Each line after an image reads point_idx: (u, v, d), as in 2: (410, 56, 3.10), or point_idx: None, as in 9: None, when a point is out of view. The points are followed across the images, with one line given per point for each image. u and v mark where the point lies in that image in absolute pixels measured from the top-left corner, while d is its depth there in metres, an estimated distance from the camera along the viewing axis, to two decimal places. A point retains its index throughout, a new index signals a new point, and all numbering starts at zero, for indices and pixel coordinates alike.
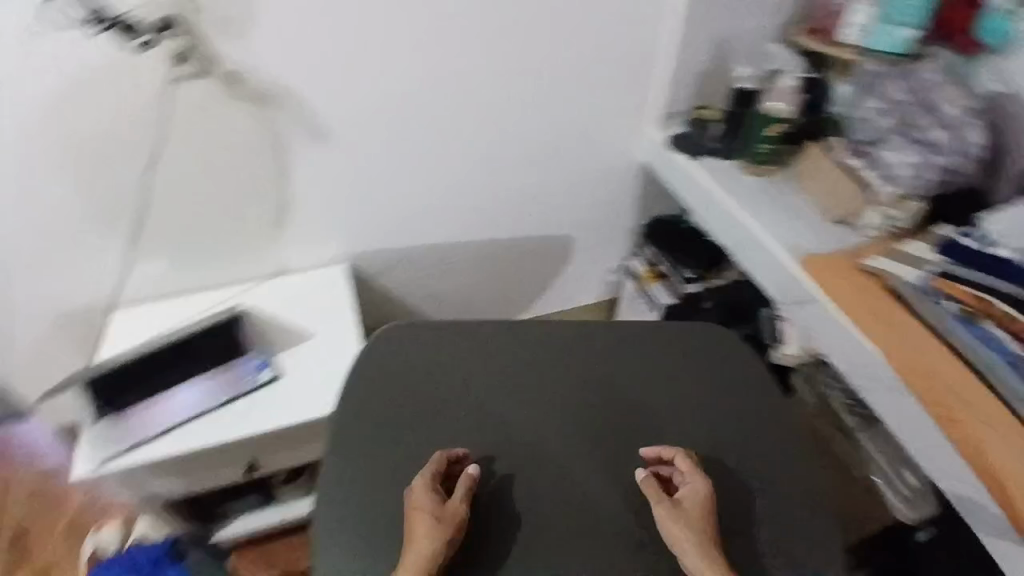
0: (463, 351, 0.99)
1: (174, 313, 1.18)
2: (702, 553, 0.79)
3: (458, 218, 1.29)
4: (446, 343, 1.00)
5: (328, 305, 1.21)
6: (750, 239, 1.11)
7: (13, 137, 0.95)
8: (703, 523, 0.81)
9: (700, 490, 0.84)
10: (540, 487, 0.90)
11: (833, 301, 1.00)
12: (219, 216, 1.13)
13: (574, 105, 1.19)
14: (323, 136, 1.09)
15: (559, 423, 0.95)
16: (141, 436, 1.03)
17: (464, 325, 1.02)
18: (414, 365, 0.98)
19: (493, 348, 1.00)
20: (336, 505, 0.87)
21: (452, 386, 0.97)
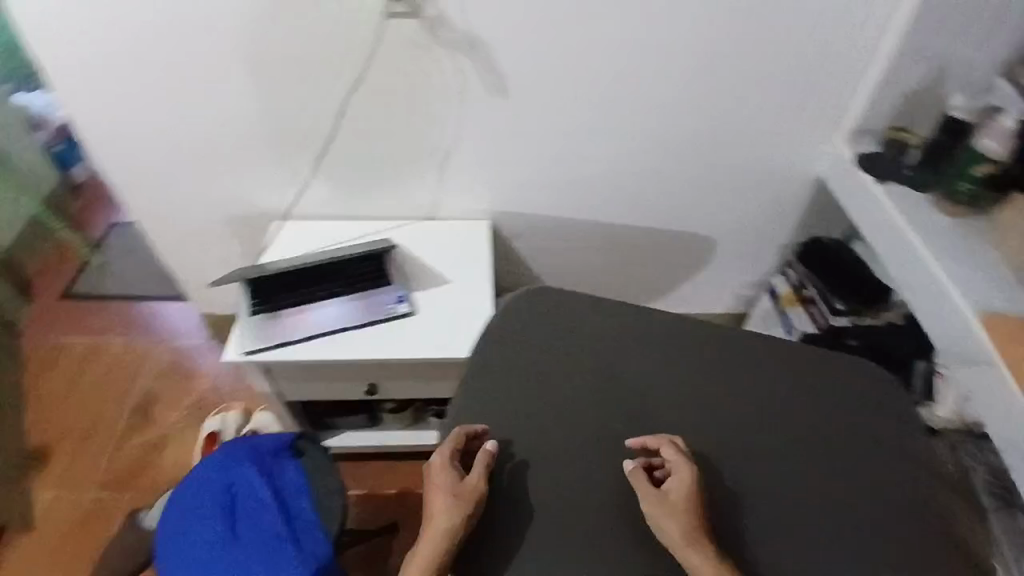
0: (597, 328, 1.03)
1: (336, 233, 1.26)
2: (694, 544, 0.78)
3: (612, 199, 1.28)
4: (586, 316, 1.04)
5: (471, 255, 1.24)
6: (926, 278, 1.02)
7: (238, 44, 1.03)
8: (690, 516, 0.80)
9: (684, 481, 0.83)
10: (544, 477, 0.89)
11: (1008, 366, 0.89)
12: (391, 152, 1.19)
13: (759, 106, 1.14)
14: (505, 93, 1.10)
15: (574, 411, 0.94)
16: (286, 337, 1.10)
17: (601, 302, 1.06)
18: (553, 328, 1.02)
19: (631, 331, 1.03)
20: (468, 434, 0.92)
21: (583, 357, 1.00)
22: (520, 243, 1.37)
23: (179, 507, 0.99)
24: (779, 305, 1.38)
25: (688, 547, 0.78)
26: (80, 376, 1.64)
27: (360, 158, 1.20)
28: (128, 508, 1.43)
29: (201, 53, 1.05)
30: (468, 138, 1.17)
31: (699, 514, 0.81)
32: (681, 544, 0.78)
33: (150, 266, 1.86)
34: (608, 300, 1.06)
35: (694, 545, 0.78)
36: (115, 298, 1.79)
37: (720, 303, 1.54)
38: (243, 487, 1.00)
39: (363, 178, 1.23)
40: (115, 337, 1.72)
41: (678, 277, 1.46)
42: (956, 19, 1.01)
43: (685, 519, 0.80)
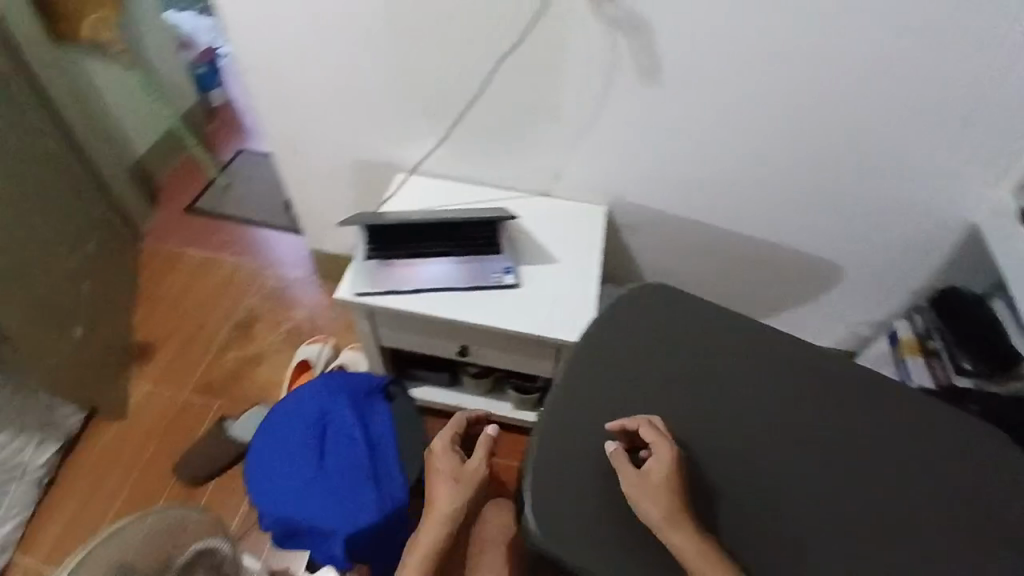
0: (707, 337, 1.01)
1: (454, 195, 1.28)
2: (679, 526, 0.80)
3: (737, 206, 1.25)
4: (697, 325, 1.02)
5: (584, 238, 1.23)
6: None
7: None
8: (671, 497, 0.82)
9: (666, 461, 0.85)
10: (561, 459, 0.89)
11: None
12: (524, 123, 1.20)
13: (922, 136, 1.06)
14: (655, 80, 1.08)
15: (639, 408, 0.94)
16: (396, 287, 1.13)
17: (715, 310, 1.04)
18: (664, 330, 1.01)
19: (738, 347, 1.00)
20: (566, 417, 0.93)
21: (688, 365, 0.98)
22: (631, 235, 1.36)
23: (273, 428, 1.04)
24: (897, 351, 1.31)
25: (673, 527, 0.80)
26: (190, 286, 1.76)
27: (495, 125, 1.21)
28: (215, 415, 1.52)
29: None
30: (605, 122, 1.16)
31: (681, 494, 0.83)
32: (667, 524, 0.80)
33: (267, 195, 1.97)
34: (722, 310, 1.05)
35: (680, 526, 0.80)
36: (230, 219, 1.91)
37: (824, 333, 1.48)
38: (335, 422, 1.04)
39: (493, 145, 1.24)
40: (226, 257, 1.83)
41: (789, 297, 1.41)
42: None
43: (669, 501, 0.82)
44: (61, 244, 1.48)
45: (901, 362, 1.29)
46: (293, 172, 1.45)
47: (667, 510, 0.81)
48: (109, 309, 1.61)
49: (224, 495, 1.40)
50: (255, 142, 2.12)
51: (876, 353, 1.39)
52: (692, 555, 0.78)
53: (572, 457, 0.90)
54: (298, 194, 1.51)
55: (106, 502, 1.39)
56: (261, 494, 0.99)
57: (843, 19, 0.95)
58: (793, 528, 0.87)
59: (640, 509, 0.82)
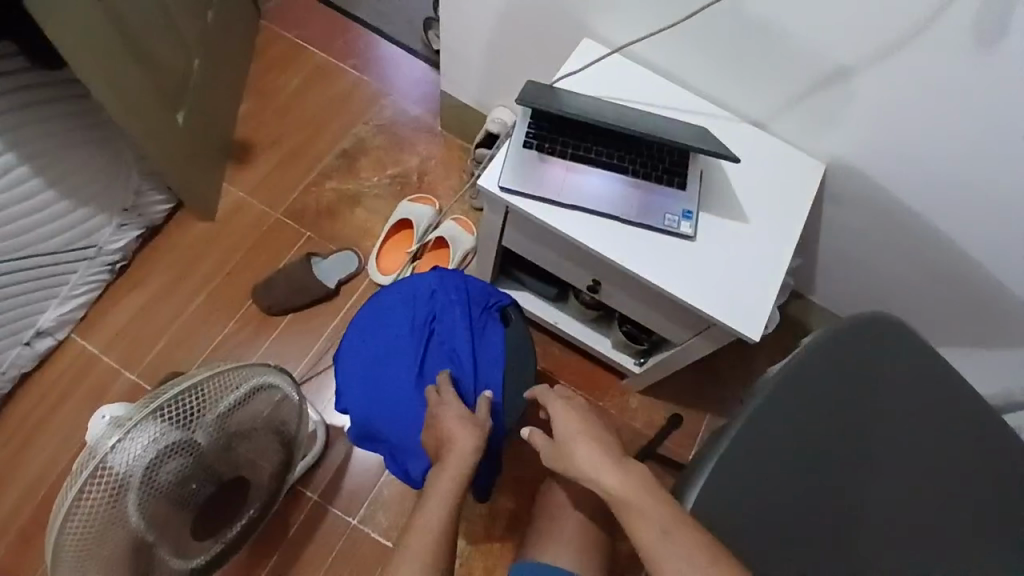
0: (939, 405, 0.77)
1: (644, 92, 1.01)
2: (584, 458, 0.70)
3: (985, 219, 0.95)
4: (939, 386, 0.77)
5: (788, 200, 0.96)
6: None
7: None
8: (581, 442, 0.72)
9: (560, 405, 0.78)
10: (743, 489, 0.70)
11: None
12: (770, 31, 0.90)
13: None
14: (994, 33, 0.76)
15: (833, 454, 0.74)
16: (549, 194, 0.93)
17: (953, 373, 0.79)
18: (896, 376, 0.77)
19: (974, 427, 0.76)
20: (756, 445, 0.72)
21: (912, 427, 0.75)
22: (827, 203, 1.09)
23: (376, 319, 0.95)
24: None
25: (588, 465, 0.69)
26: (303, 90, 1.58)
27: (739, 25, 0.91)
28: (303, 248, 1.42)
29: None
30: (890, 67, 0.86)
31: (595, 434, 0.73)
32: (578, 462, 0.70)
33: (407, 7, 1.68)
34: (961, 376, 0.79)
35: (591, 460, 0.70)
36: (362, 24, 1.65)
37: None
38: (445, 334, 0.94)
39: (725, 47, 0.95)
40: (347, 69, 1.61)
41: (973, 333, 1.14)
42: None
43: (571, 440, 0.73)
44: (183, 9, 1.29)
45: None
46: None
47: (574, 446, 0.72)
48: (219, 94, 1.45)
49: (295, 334, 1.34)
50: None
51: None
52: (651, 517, 0.62)
53: (749, 491, 0.70)
54: (452, 25, 1.25)
55: (179, 304, 1.35)
56: (350, 391, 0.92)
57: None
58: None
59: (562, 465, 0.72)
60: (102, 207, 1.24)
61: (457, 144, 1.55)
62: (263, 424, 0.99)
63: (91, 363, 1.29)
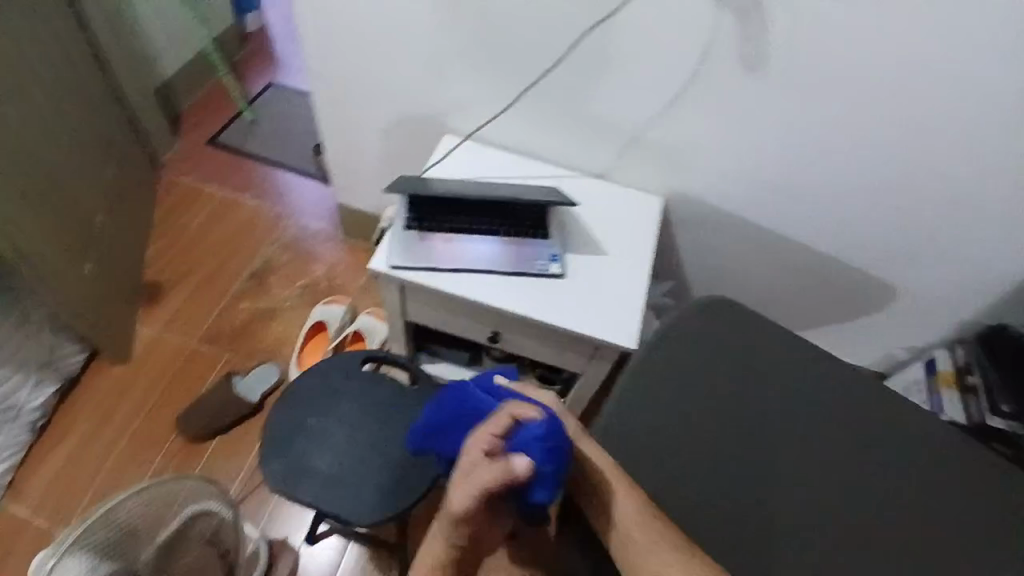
0: (772, 362, 0.96)
1: (500, 165, 1.19)
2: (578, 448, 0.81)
3: (796, 215, 1.17)
4: (768, 345, 0.98)
5: (634, 232, 1.14)
6: None
7: None
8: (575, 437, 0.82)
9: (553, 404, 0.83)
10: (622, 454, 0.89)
11: None
12: (585, 99, 1.10)
13: (1015, 170, 0.98)
14: (745, 70, 0.99)
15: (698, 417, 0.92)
16: (436, 262, 1.05)
17: (779, 335, 0.99)
18: (732, 347, 0.97)
19: (803, 373, 0.96)
20: (630, 418, 0.92)
21: (755, 382, 0.95)
22: (678, 230, 1.28)
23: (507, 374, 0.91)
24: (932, 382, 1.24)
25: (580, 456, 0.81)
26: (207, 225, 1.69)
27: (558, 100, 1.12)
28: (223, 369, 1.47)
29: None
30: (687, 111, 1.07)
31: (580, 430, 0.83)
32: None
33: (295, 136, 1.86)
34: (787, 334, 1.00)
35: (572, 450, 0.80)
36: (255, 158, 1.81)
37: (859, 358, 1.40)
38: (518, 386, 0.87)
39: (556, 119, 1.15)
40: (246, 199, 1.74)
41: (828, 314, 1.33)
42: None
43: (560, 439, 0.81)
44: (84, 168, 1.40)
45: (931, 393, 1.23)
46: (330, 119, 1.36)
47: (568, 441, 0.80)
48: (124, 241, 1.54)
49: (228, 452, 1.37)
50: (288, 75, 2.01)
51: (902, 381, 1.31)
52: (623, 513, 0.76)
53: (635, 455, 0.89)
54: (332, 143, 1.42)
55: (105, 449, 1.35)
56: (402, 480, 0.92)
57: (991, 25, 0.85)
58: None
59: None
60: (17, 367, 1.26)
61: (358, 246, 1.67)
62: (199, 542, 1.01)
63: (20, 529, 1.26)
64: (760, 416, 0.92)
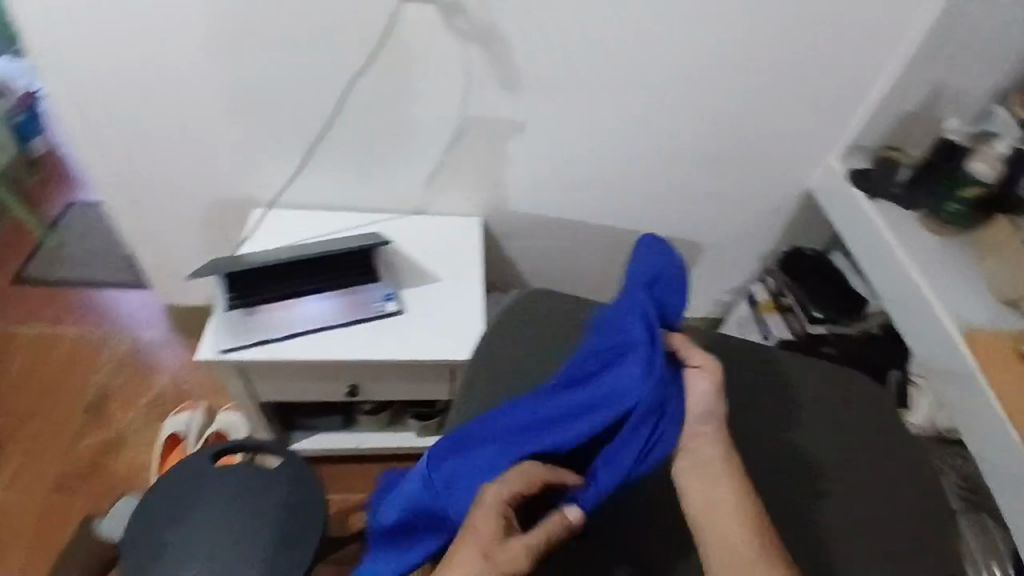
0: None
1: (316, 224, 1.21)
2: (705, 440, 0.75)
3: (600, 204, 1.29)
4: None
5: (460, 255, 1.20)
6: (917, 306, 1.07)
7: (246, 29, 0.99)
8: (711, 431, 0.76)
9: (709, 388, 0.76)
10: None
11: (997, 395, 0.94)
12: (382, 144, 1.15)
13: (754, 121, 1.17)
14: (514, 87, 1.08)
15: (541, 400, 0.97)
16: (269, 333, 1.04)
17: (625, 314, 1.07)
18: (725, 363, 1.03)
19: None
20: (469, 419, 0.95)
21: None
22: (508, 241, 1.36)
23: (672, 283, 0.84)
24: (756, 310, 1.39)
25: (708, 448, 0.75)
26: (28, 369, 1.52)
27: (354, 150, 1.16)
28: (83, 515, 1.34)
29: (201, 33, 1.00)
30: (479, 133, 1.15)
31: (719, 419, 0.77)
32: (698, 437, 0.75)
33: (106, 250, 1.74)
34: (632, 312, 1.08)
35: (700, 435, 0.75)
36: (68, 284, 1.67)
37: (696, 311, 1.56)
38: (678, 339, 0.79)
39: (359, 168, 1.19)
40: (68, 328, 1.60)
41: None
42: (961, 52, 1.06)
43: (692, 427, 0.76)
44: None
45: (760, 319, 1.37)
46: (133, 224, 1.29)
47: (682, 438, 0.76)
48: None
49: None
50: (84, 190, 1.88)
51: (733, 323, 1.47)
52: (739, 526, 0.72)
53: None
54: (142, 248, 1.35)
55: None
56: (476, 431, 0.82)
57: (697, 11, 1.00)
58: (790, 486, 0.93)
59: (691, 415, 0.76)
60: None
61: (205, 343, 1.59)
62: None
63: None
64: None
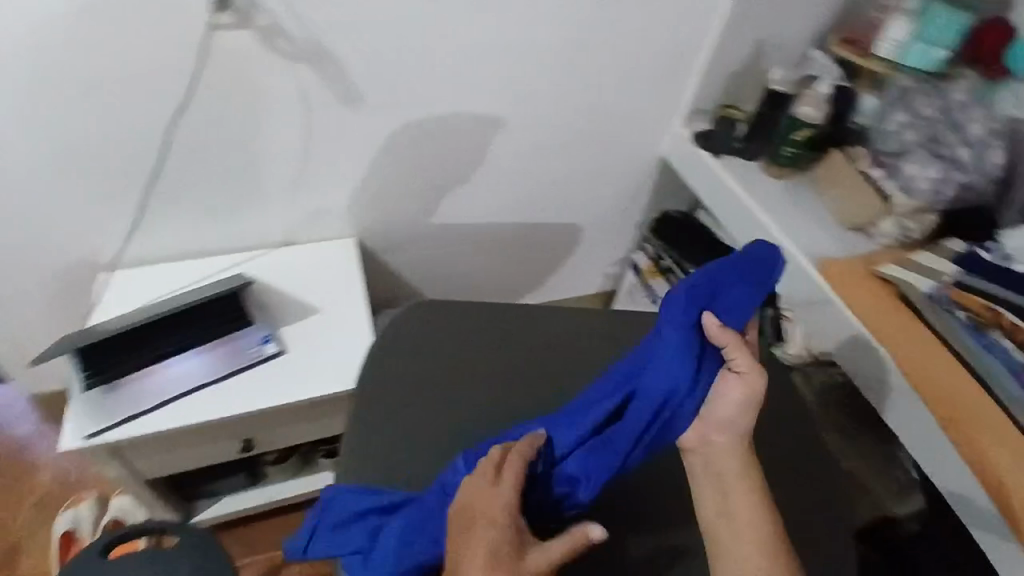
0: (524, 333, 1.06)
1: (175, 277, 1.13)
2: (722, 452, 0.73)
3: (474, 202, 1.28)
4: (530, 321, 1.07)
5: (338, 279, 1.16)
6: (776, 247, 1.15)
7: (39, 85, 0.90)
8: (730, 441, 0.73)
9: (741, 396, 0.73)
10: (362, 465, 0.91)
11: (857, 315, 1.05)
12: (228, 181, 1.09)
13: (600, 98, 1.20)
14: (354, 101, 1.05)
15: (445, 406, 0.97)
16: (140, 406, 0.98)
17: (541, 311, 1.09)
18: (619, 336, 1.08)
19: (554, 329, 1.07)
20: (369, 435, 0.94)
21: (507, 357, 1.03)
22: (390, 256, 1.33)
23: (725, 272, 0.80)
24: (642, 278, 1.47)
25: (724, 458, 0.73)
26: None
27: (201, 192, 1.09)
28: None
29: None
30: (332, 153, 1.11)
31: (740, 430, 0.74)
32: (715, 449, 0.73)
33: None
34: (549, 307, 1.10)
35: (715, 444, 0.73)
36: None
37: (590, 286, 1.61)
38: (725, 335, 0.74)
39: (210, 209, 1.11)
40: None
41: (547, 262, 1.49)
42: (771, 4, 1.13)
43: (707, 433, 0.74)
44: None
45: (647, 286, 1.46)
46: None
47: (693, 440, 0.74)
48: None
49: None
50: None
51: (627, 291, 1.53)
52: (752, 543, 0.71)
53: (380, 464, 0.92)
54: None
55: None
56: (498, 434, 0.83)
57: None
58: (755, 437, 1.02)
59: (708, 422, 0.74)
60: None
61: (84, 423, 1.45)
62: None
63: None
64: (512, 381, 1.01)
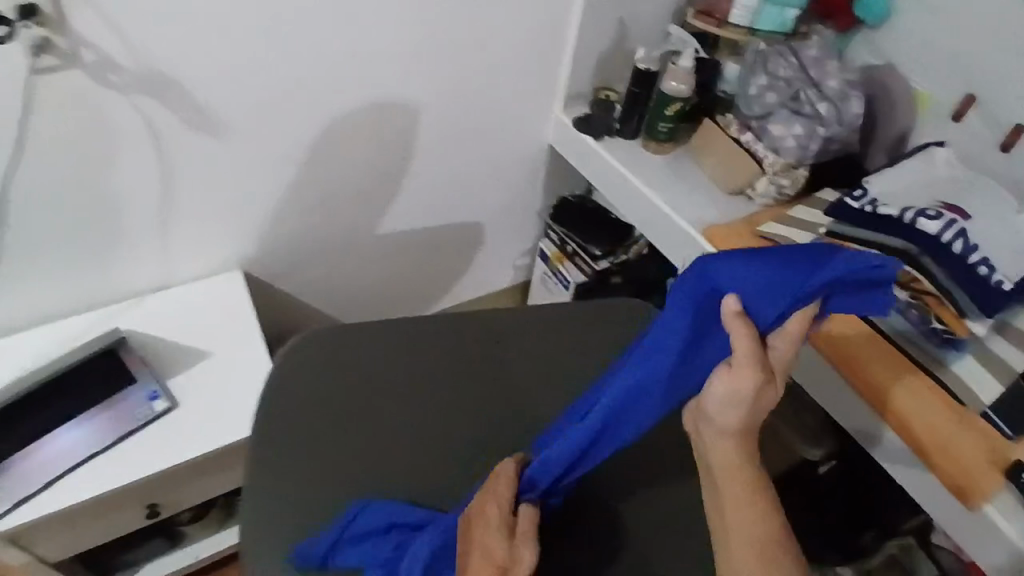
0: (432, 344, 1.01)
1: (45, 344, 1.04)
2: (713, 445, 0.67)
3: (365, 215, 1.25)
4: (437, 330, 1.03)
5: (229, 317, 1.11)
6: (667, 221, 1.17)
7: None
8: (723, 436, 0.66)
9: (729, 394, 0.63)
10: (269, 510, 0.85)
11: None
12: (87, 231, 1.01)
13: (474, 94, 1.18)
14: (213, 128, 0.99)
15: (356, 434, 0.92)
16: (23, 492, 0.90)
17: (450, 320, 1.04)
18: (533, 331, 1.05)
19: (464, 334, 1.03)
20: (274, 479, 0.87)
21: (418, 371, 0.98)
22: (287, 281, 1.28)
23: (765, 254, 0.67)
24: (550, 264, 1.47)
25: (717, 454, 0.66)
26: None
27: (58, 247, 1.00)
28: None
29: None
30: (199, 185, 1.04)
31: (735, 427, 0.65)
32: (707, 441, 0.67)
33: None
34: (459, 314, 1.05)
35: (705, 436, 0.67)
36: None
37: (502, 281, 1.61)
38: (737, 323, 0.64)
39: (71, 262, 1.03)
40: None
41: (453, 263, 1.47)
42: None
43: (700, 427, 0.67)
44: None
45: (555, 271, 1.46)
46: None
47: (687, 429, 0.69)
48: None
49: None
50: None
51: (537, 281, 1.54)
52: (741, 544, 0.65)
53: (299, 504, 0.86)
54: None
55: None
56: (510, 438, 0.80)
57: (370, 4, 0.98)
58: None
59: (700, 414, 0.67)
60: None
61: None
62: None
63: None
64: (425, 395, 0.97)
